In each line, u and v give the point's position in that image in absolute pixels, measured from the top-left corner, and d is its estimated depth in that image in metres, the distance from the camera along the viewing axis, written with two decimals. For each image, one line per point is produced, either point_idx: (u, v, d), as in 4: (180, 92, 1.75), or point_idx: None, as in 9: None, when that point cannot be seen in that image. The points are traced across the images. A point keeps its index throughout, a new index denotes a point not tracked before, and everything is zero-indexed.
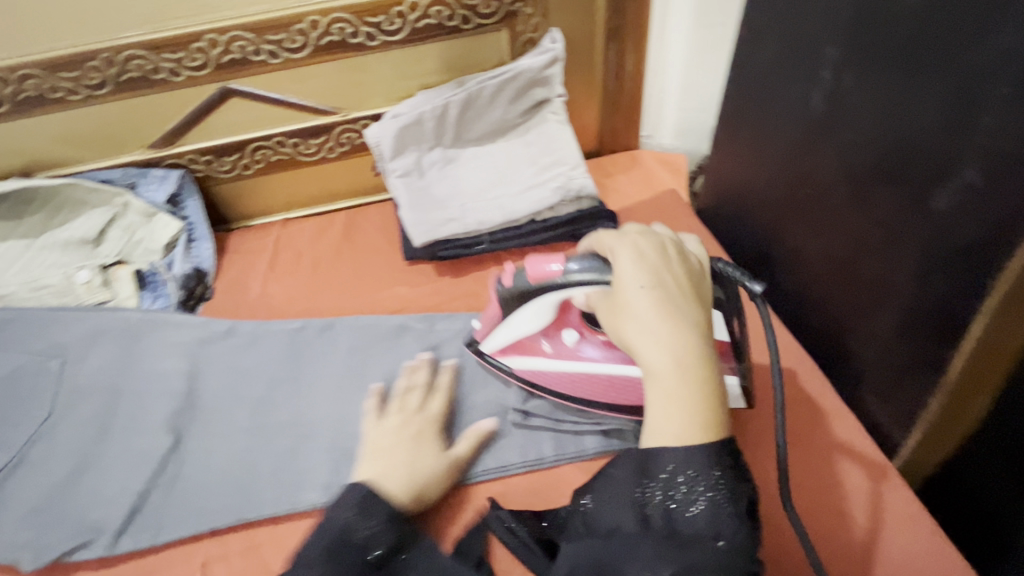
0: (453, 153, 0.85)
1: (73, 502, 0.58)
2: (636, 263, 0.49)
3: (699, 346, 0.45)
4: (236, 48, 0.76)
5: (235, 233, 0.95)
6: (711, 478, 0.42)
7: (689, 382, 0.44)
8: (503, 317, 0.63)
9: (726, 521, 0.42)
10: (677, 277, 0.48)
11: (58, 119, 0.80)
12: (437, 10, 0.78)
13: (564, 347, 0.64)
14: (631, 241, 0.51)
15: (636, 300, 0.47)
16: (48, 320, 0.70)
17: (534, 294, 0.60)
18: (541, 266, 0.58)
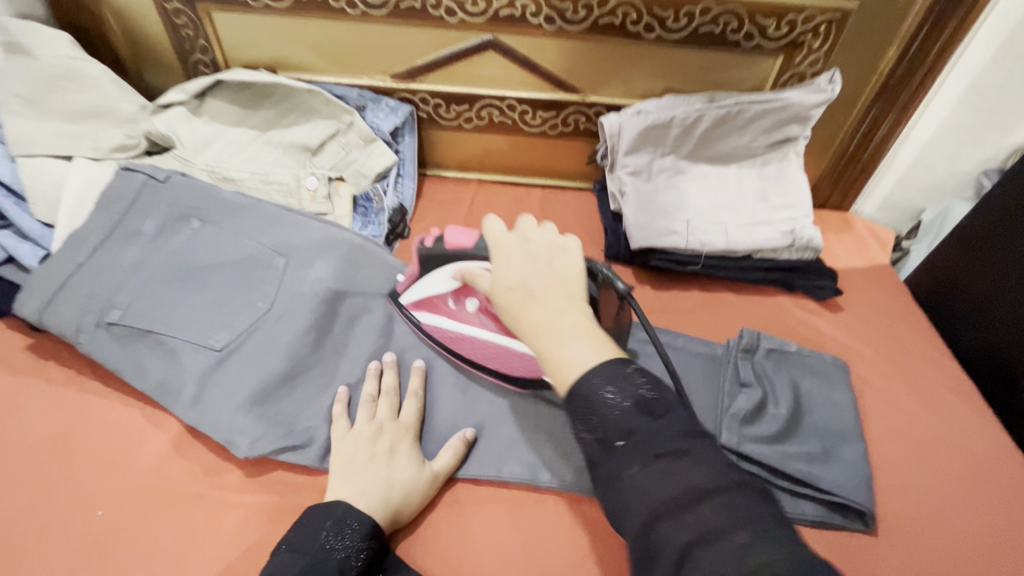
0: (684, 164, 0.82)
1: (287, 400, 0.60)
2: (512, 261, 0.50)
3: (535, 319, 0.46)
4: (519, 6, 0.75)
5: (430, 180, 0.95)
6: (618, 377, 0.43)
7: (552, 356, 0.45)
8: (420, 275, 0.62)
9: (638, 413, 0.41)
10: (532, 267, 0.49)
11: (322, 27, 0.80)
12: (727, 19, 0.75)
13: (469, 314, 0.62)
14: (498, 243, 0.52)
15: (509, 299, 0.48)
16: (281, 218, 0.71)
17: (448, 261, 0.59)
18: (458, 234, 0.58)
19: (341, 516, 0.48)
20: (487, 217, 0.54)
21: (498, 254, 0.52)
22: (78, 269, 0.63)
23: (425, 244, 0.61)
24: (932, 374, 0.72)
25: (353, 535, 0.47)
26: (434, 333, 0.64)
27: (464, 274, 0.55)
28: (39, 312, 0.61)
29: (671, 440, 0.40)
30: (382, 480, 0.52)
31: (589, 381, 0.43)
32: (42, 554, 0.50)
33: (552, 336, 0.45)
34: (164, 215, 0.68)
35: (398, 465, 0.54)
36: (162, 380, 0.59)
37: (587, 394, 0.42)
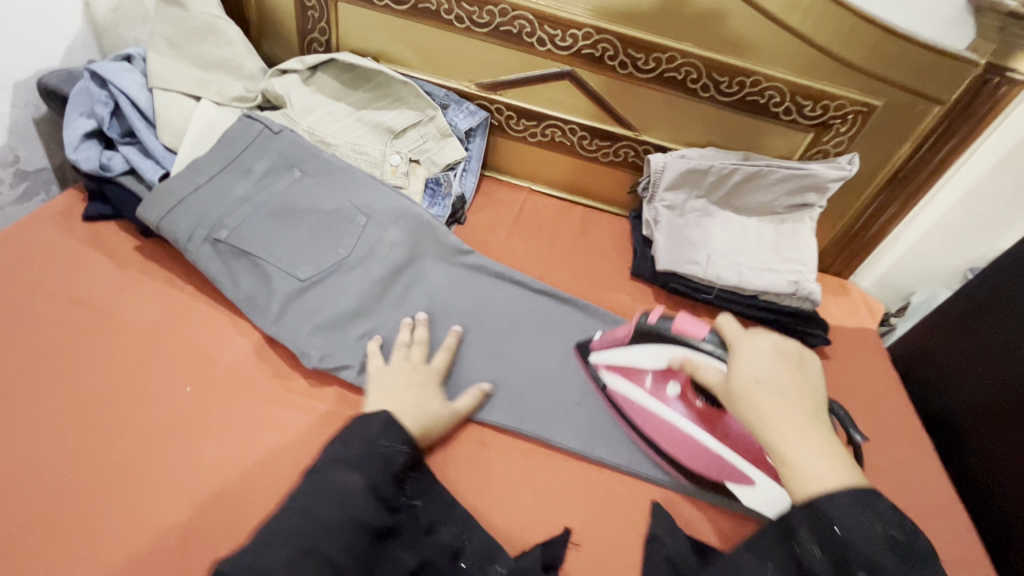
0: (713, 209, 0.94)
1: (350, 334, 0.71)
2: (748, 359, 0.59)
3: (777, 415, 0.54)
4: (599, 48, 0.88)
5: (488, 179, 1.08)
6: (866, 511, 0.49)
7: (793, 462, 0.52)
8: (630, 342, 0.69)
9: (870, 529, 0.48)
10: (792, 378, 0.57)
11: (428, 32, 0.93)
12: (771, 93, 0.88)
13: (665, 396, 0.68)
14: (764, 353, 0.59)
15: (751, 391, 0.56)
16: (368, 183, 0.82)
17: (661, 337, 0.67)
18: (690, 323, 0.65)
19: (389, 424, 0.57)
20: (726, 315, 0.63)
21: (735, 353, 0.60)
22: (196, 190, 0.75)
23: (646, 319, 0.69)
24: (894, 425, 0.83)
25: (402, 440, 0.57)
26: (614, 395, 0.71)
27: (685, 361, 0.64)
28: (159, 218, 0.73)
29: (874, 555, 0.47)
30: (417, 406, 0.62)
31: (838, 506, 0.49)
32: (142, 413, 0.62)
33: (796, 445, 0.53)
34: (272, 161, 0.80)
35: (432, 401, 0.64)
36: (250, 295, 0.72)
37: (830, 515, 0.49)
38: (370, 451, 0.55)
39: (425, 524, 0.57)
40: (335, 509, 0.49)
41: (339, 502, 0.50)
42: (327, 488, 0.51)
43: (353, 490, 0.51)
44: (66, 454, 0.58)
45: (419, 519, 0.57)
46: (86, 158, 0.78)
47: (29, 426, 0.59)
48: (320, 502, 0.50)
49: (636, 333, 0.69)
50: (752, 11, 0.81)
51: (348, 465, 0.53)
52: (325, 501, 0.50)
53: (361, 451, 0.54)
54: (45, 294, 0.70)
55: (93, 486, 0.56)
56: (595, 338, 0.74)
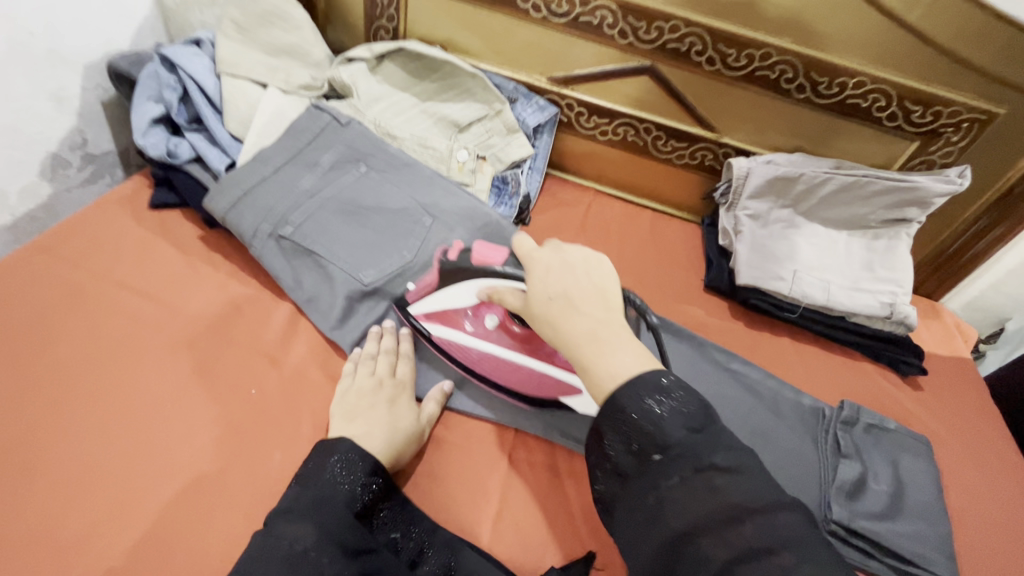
0: (799, 220, 0.86)
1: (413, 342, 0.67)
2: (547, 276, 0.55)
3: (580, 328, 0.51)
4: (686, 43, 0.82)
5: (553, 178, 1.03)
6: (661, 391, 0.46)
7: (591, 364, 0.49)
8: (437, 286, 0.68)
9: (687, 417, 0.46)
10: (575, 282, 0.53)
11: (502, 22, 0.88)
12: (876, 97, 0.80)
13: (485, 329, 0.65)
14: (547, 263, 0.56)
15: (548, 310, 0.53)
16: (435, 180, 0.78)
17: (473, 275, 0.66)
18: (485, 250, 0.68)
19: (343, 452, 0.53)
20: (519, 236, 0.59)
21: (529, 270, 0.56)
22: (261, 182, 0.72)
23: (448, 258, 0.70)
24: (1000, 469, 0.75)
25: (358, 471, 0.52)
26: (441, 346, 0.66)
27: (491, 292, 0.60)
28: (224, 210, 0.70)
29: (718, 457, 0.44)
30: (386, 421, 0.58)
31: (626, 395, 0.47)
32: (207, 414, 0.60)
33: (596, 347, 0.50)
34: (339, 154, 0.76)
35: (398, 413, 0.59)
36: (315, 293, 0.69)
37: (624, 407, 0.46)
38: (321, 492, 0.50)
39: (408, 557, 0.52)
40: (281, 571, 0.44)
41: (284, 559, 0.45)
42: (272, 545, 0.46)
43: (300, 541, 0.46)
44: (133, 453, 0.56)
45: (401, 553, 0.52)
46: (154, 144, 0.76)
47: (96, 420, 0.58)
48: (265, 564, 0.45)
49: (442, 276, 0.68)
50: (866, 5, 0.73)
51: (297, 512, 0.48)
52: (267, 562, 0.45)
53: (312, 495, 0.49)
54: (113, 283, 0.68)
55: (158, 489, 0.55)
56: (409, 291, 0.69)
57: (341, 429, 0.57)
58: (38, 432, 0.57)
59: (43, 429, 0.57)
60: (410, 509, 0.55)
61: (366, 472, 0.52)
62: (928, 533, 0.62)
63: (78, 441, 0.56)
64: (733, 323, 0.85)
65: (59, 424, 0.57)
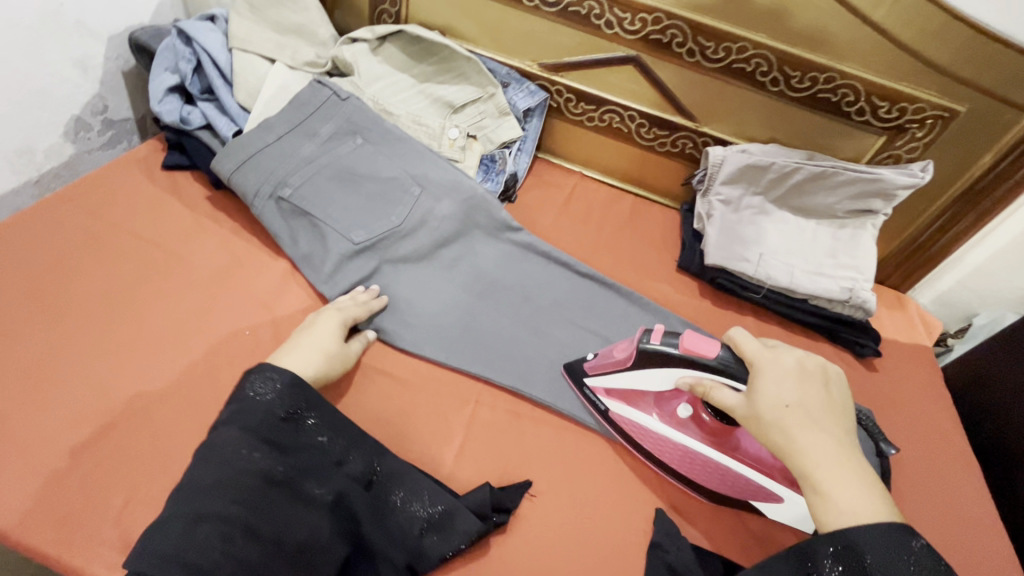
0: (770, 208, 0.91)
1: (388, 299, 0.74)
2: (783, 382, 0.54)
3: (821, 450, 0.50)
4: (668, 34, 0.87)
5: (542, 162, 1.08)
6: (905, 549, 0.47)
7: (828, 497, 0.49)
8: (629, 367, 0.64)
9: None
10: (817, 397, 0.54)
11: (497, 9, 0.94)
12: (845, 92, 0.84)
13: (678, 418, 0.66)
14: (784, 370, 0.55)
15: (782, 418, 0.52)
16: (425, 154, 0.84)
17: (675, 361, 0.61)
18: (696, 340, 0.59)
19: (259, 372, 0.57)
20: (741, 333, 0.58)
21: (759, 373, 0.55)
22: (265, 148, 0.78)
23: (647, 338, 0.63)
24: (940, 447, 0.80)
25: (275, 384, 0.57)
26: (619, 422, 0.67)
27: (696, 383, 0.59)
28: (230, 172, 0.77)
29: None
30: (315, 346, 0.64)
31: (865, 537, 0.47)
32: (203, 350, 0.66)
33: (840, 480, 0.50)
34: (337, 126, 0.82)
35: (324, 339, 0.65)
36: (309, 251, 0.75)
37: (862, 550, 0.47)
38: (241, 404, 0.55)
39: (335, 457, 0.57)
40: (217, 469, 0.51)
41: (222, 461, 0.51)
42: (213, 452, 0.52)
43: (231, 443, 0.52)
44: (135, 379, 0.62)
45: (328, 455, 0.57)
46: (169, 111, 0.83)
47: (104, 349, 0.64)
48: (204, 466, 0.51)
49: (635, 356, 0.64)
50: (835, 4, 0.78)
51: (221, 424, 0.54)
52: (209, 466, 0.51)
53: (234, 408, 0.55)
54: (126, 233, 0.75)
55: (155, 411, 0.60)
56: (587, 360, 0.69)
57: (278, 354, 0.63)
58: (52, 356, 0.63)
59: (56, 353, 0.63)
60: (338, 417, 0.59)
61: (282, 385, 0.57)
62: None
63: (86, 365, 0.63)
64: (702, 302, 0.90)
65: (70, 351, 0.63)
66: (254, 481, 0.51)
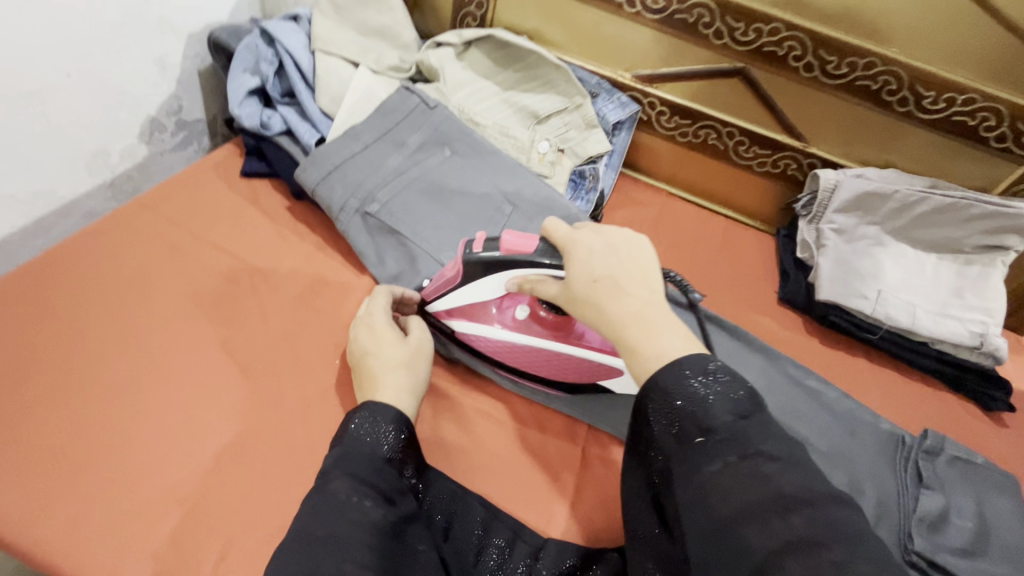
0: (886, 238, 0.83)
1: None
2: (590, 258, 0.51)
3: (628, 310, 0.47)
4: (785, 46, 0.80)
5: (625, 177, 1.01)
6: (708, 373, 0.43)
7: (637, 348, 0.47)
8: (460, 283, 0.63)
9: (735, 402, 0.42)
10: (622, 263, 0.50)
11: (593, 14, 0.88)
12: (986, 116, 0.76)
13: (515, 320, 0.64)
14: (590, 247, 0.51)
15: (593, 293, 0.49)
16: (516, 170, 0.78)
17: (498, 266, 0.59)
18: (516, 239, 0.57)
19: (366, 412, 0.52)
20: (552, 222, 0.54)
21: (569, 255, 0.52)
22: (352, 158, 0.73)
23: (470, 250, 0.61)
24: None
25: (382, 421, 0.52)
26: (465, 339, 0.66)
27: (524, 282, 0.57)
28: (315, 183, 0.72)
29: (771, 444, 0.40)
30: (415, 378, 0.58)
31: (670, 376, 0.44)
32: (290, 378, 0.62)
33: (645, 329, 0.47)
34: (426, 136, 0.77)
35: (388, 353, 0.58)
36: (397, 271, 0.70)
37: (669, 391, 0.43)
38: (349, 444, 0.50)
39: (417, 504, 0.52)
40: (337, 521, 0.43)
41: (341, 509, 0.44)
42: (326, 500, 0.45)
43: (342, 489, 0.46)
44: (225, 409, 0.59)
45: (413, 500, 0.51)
46: (249, 115, 0.78)
47: (191, 374, 0.61)
48: (316, 518, 0.44)
49: (463, 268, 0.62)
50: (986, 19, 0.70)
51: (331, 466, 0.47)
52: (326, 515, 0.44)
53: (341, 449, 0.49)
54: (205, 245, 0.71)
55: (244, 446, 0.57)
56: (426, 286, 0.67)
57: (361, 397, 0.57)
58: (137, 379, 0.59)
59: (141, 376, 0.60)
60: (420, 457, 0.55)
61: (391, 421, 0.52)
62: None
63: (173, 392, 0.59)
64: (807, 339, 0.82)
65: (155, 375, 0.60)
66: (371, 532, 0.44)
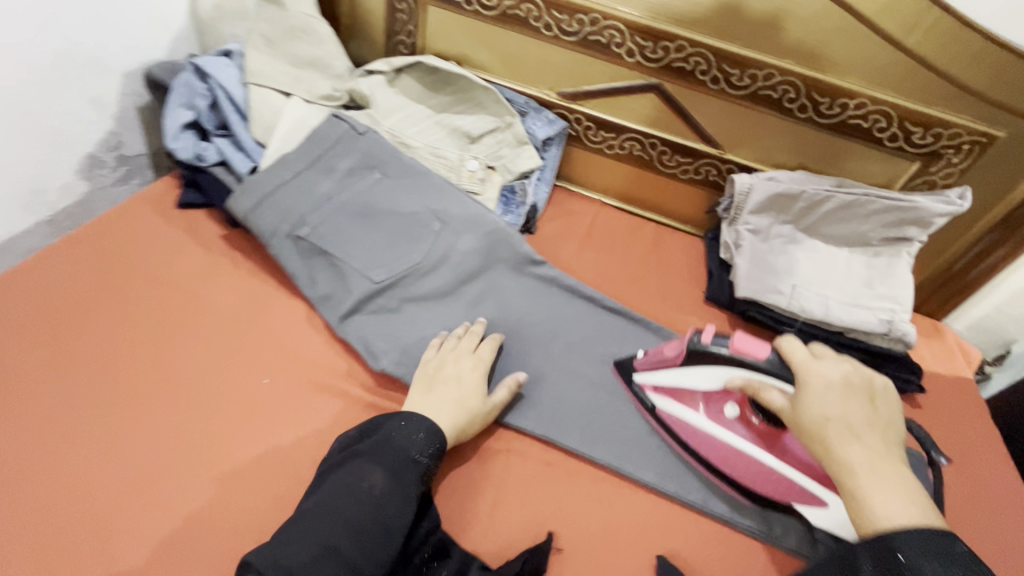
0: (800, 236, 0.88)
1: (407, 336, 0.71)
2: (826, 394, 0.53)
3: (856, 457, 0.49)
4: (691, 62, 0.85)
5: (560, 189, 1.06)
6: (947, 555, 0.43)
7: (865, 498, 0.48)
8: (682, 367, 0.65)
9: (935, 554, 0.43)
10: (872, 416, 0.52)
11: (515, 38, 0.92)
12: (876, 118, 0.82)
13: (725, 418, 0.65)
14: (851, 396, 0.53)
15: (823, 429, 0.51)
16: (445, 189, 0.81)
17: (721, 360, 0.61)
18: (748, 341, 0.59)
19: (413, 419, 0.58)
20: (790, 341, 0.56)
21: (804, 381, 0.54)
22: (283, 185, 0.76)
23: (699, 339, 0.62)
24: (993, 488, 0.75)
25: (416, 429, 0.57)
26: (661, 415, 0.67)
27: (747, 384, 0.59)
28: (247, 211, 0.75)
29: None
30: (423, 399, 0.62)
31: (907, 543, 0.43)
32: (223, 400, 0.64)
33: (877, 484, 0.48)
34: (356, 160, 0.81)
35: (464, 390, 0.63)
36: (328, 291, 0.73)
37: (905, 559, 0.43)
38: (383, 438, 0.57)
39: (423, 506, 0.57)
40: (354, 509, 0.51)
41: (360, 497, 0.52)
42: (349, 490, 0.53)
43: (359, 475, 0.54)
44: (157, 433, 0.61)
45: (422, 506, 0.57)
46: (183, 149, 0.81)
47: (124, 402, 0.63)
48: (339, 501, 0.52)
49: (687, 353, 0.64)
50: (863, 31, 0.76)
51: (366, 460, 0.55)
52: (347, 499, 0.52)
53: (376, 440, 0.57)
54: (140, 276, 0.73)
55: (174, 467, 0.59)
56: (637, 358, 0.70)
57: (416, 400, 0.62)
58: (71, 410, 0.61)
59: (74, 407, 0.62)
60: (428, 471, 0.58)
61: (423, 433, 0.57)
62: None
63: (106, 420, 0.61)
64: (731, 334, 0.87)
65: (87, 405, 0.62)
66: (379, 527, 0.51)
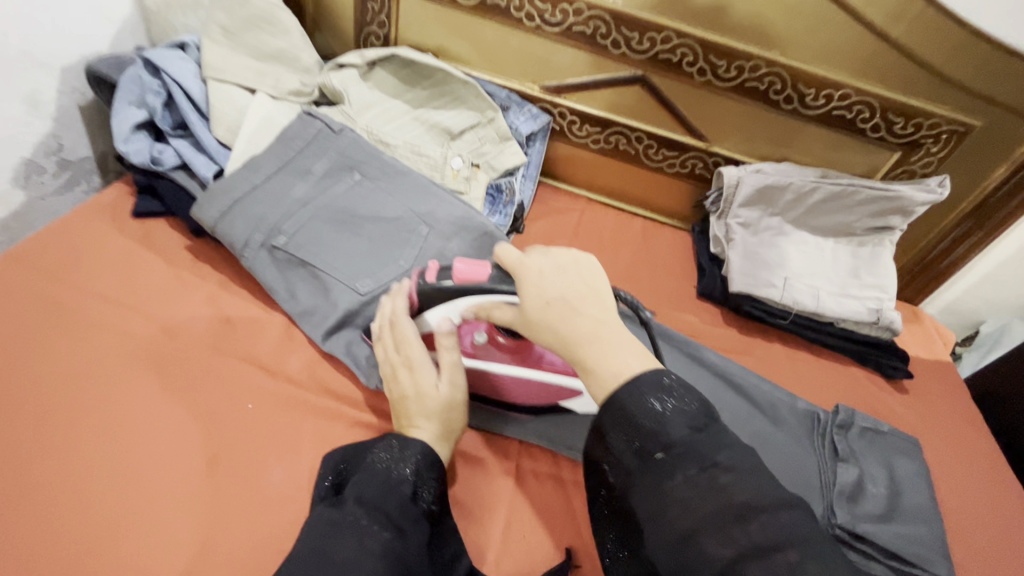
0: (788, 228, 0.88)
1: None
2: (537, 285, 0.49)
3: (580, 333, 0.46)
4: (678, 53, 0.83)
5: (545, 186, 1.03)
6: (663, 390, 0.44)
7: (608, 377, 0.46)
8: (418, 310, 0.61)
9: (689, 420, 0.43)
10: (567, 287, 0.48)
11: (494, 29, 0.88)
12: (861, 109, 0.82)
13: (476, 347, 0.62)
14: (546, 279, 0.49)
15: (547, 317, 0.48)
16: (431, 190, 0.76)
17: (452, 294, 0.57)
18: (467, 268, 0.56)
19: (384, 443, 0.54)
20: (502, 246, 0.52)
21: (521, 281, 0.50)
22: (253, 190, 0.70)
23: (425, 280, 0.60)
24: (984, 465, 0.78)
25: (392, 449, 0.53)
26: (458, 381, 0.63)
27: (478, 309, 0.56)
28: (214, 220, 0.68)
29: (721, 454, 0.41)
30: None
31: (669, 414, 0.43)
32: (198, 429, 0.59)
33: (604, 347, 0.46)
34: (332, 162, 0.75)
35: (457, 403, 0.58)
36: (311, 303, 0.68)
37: (633, 410, 0.43)
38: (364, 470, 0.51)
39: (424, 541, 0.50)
40: (348, 538, 0.45)
41: (355, 531, 0.45)
42: (340, 521, 0.46)
43: (349, 508, 0.47)
44: (124, 471, 0.55)
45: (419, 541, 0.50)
46: (136, 151, 0.73)
47: (91, 439, 0.56)
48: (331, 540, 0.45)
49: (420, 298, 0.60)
50: (848, 21, 0.76)
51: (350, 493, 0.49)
52: (339, 534, 0.45)
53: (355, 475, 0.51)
54: (96, 295, 0.66)
55: (153, 505, 0.54)
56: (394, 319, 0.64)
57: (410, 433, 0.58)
58: (20, 449, 0.55)
59: (25, 445, 0.55)
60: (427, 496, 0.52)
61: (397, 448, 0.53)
62: (929, 534, 0.64)
63: (67, 461, 0.55)
64: (726, 329, 0.87)
65: (45, 444, 0.56)
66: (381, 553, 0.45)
